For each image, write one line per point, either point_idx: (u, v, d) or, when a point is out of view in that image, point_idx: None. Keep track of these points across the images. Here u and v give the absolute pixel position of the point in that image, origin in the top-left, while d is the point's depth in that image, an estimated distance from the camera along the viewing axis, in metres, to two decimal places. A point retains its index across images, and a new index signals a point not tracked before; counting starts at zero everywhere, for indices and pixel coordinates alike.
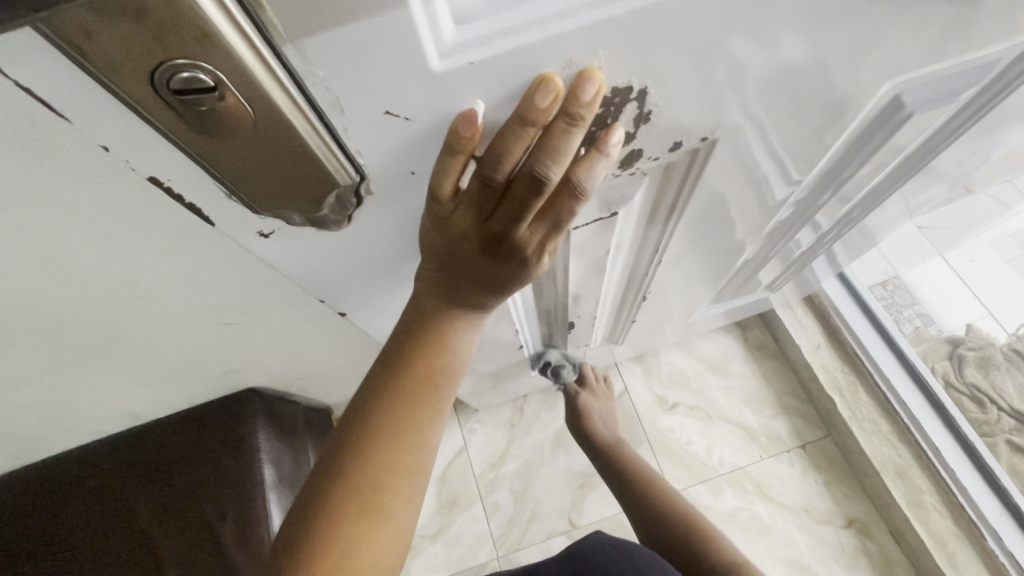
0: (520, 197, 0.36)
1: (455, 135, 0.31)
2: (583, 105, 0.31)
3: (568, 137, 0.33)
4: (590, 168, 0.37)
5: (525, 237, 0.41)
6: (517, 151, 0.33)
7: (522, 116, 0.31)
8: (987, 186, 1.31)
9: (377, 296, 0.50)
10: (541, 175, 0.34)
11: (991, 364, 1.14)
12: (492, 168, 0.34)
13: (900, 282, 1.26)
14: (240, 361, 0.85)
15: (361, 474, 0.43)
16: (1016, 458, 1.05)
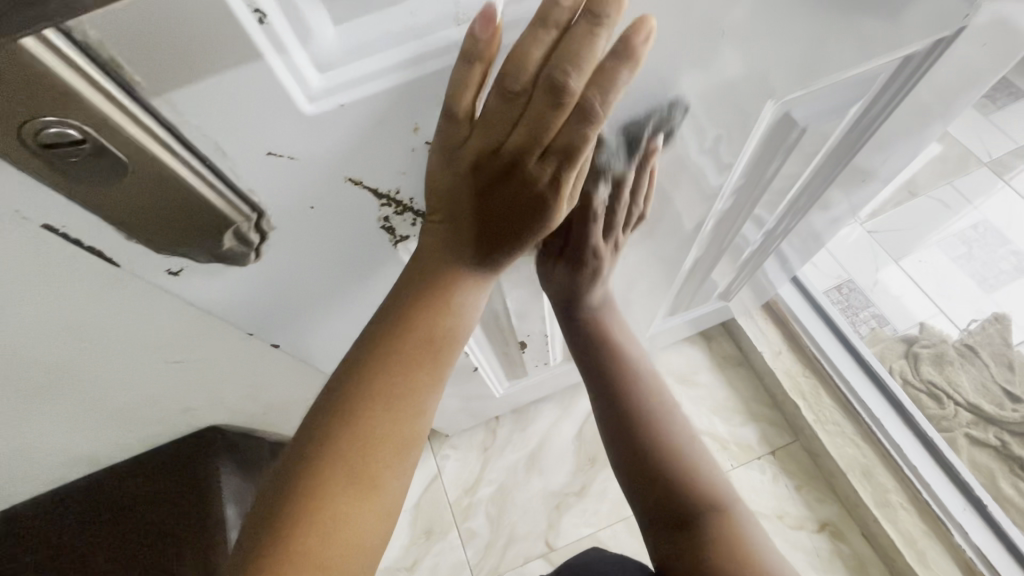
0: (534, 116, 0.29)
1: (468, 40, 0.26)
2: (612, 1, 0.26)
3: (594, 35, 0.27)
4: (610, 81, 0.28)
5: (533, 176, 0.32)
6: (537, 55, 0.27)
7: (541, 15, 0.26)
8: (928, 190, 1.38)
9: (307, 328, 0.47)
10: (561, 82, 0.28)
11: (945, 361, 1.18)
12: (512, 78, 0.28)
13: (854, 285, 1.29)
14: (199, 401, 0.79)
15: (353, 438, 0.38)
16: (974, 451, 1.08)
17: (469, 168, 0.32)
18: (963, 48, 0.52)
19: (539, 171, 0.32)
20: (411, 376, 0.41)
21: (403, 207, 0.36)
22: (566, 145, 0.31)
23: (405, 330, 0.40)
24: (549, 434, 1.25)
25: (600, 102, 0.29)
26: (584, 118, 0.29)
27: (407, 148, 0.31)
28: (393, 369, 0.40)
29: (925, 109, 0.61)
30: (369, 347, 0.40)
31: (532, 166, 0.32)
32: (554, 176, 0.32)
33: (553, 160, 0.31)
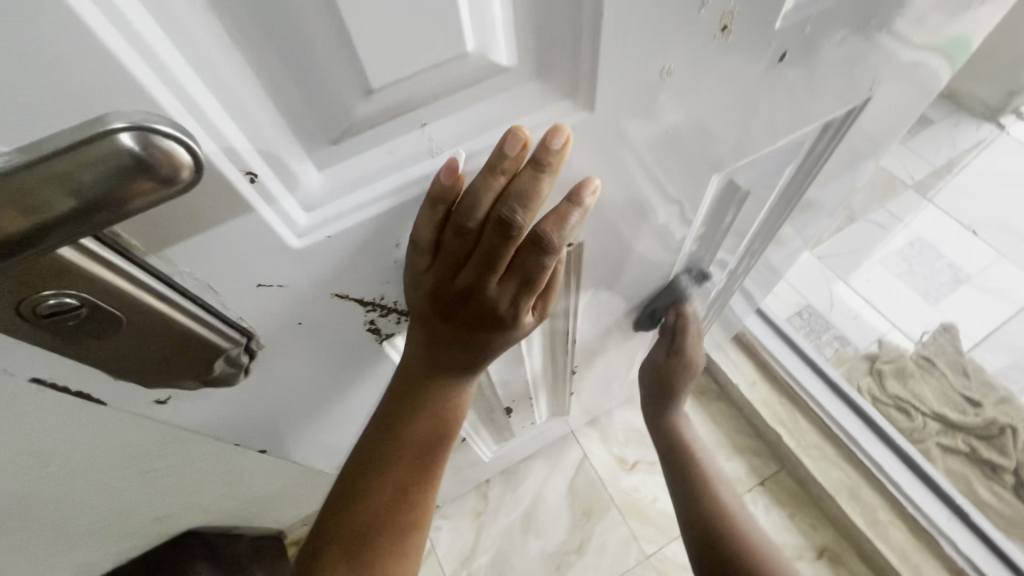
0: (489, 248, 0.32)
1: (434, 182, 0.28)
2: (555, 156, 0.28)
3: (540, 182, 0.29)
4: (562, 221, 0.33)
5: (493, 296, 0.36)
6: (489, 199, 0.30)
7: (491, 163, 0.28)
8: (865, 214, 1.48)
9: (297, 431, 0.46)
10: (511, 222, 0.30)
11: (907, 373, 1.24)
12: (464, 218, 0.30)
13: (813, 309, 1.36)
14: (174, 507, 0.75)
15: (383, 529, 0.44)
16: (947, 459, 1.13)
17: (431, 293, 0.35)
18: (876, 112, 0.59)
19: (499, 290, 0.36)
20: (417, 466, 0.45)
21: (388, 309, 0.37)
22: (523, 269, 0.35)
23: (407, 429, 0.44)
24: (541, 491, 1.23)
25: (555, 234, 0.33)
26: (540, 247, 0.34)
27: (389, 258, 0.33)
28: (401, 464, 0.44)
29: (850, 158, 0.67)
30: (374, 446, 0.44)
31: (490, 288, 0.35)
32: (514, 292, 0.36)
33: (512, 281, 0.36)
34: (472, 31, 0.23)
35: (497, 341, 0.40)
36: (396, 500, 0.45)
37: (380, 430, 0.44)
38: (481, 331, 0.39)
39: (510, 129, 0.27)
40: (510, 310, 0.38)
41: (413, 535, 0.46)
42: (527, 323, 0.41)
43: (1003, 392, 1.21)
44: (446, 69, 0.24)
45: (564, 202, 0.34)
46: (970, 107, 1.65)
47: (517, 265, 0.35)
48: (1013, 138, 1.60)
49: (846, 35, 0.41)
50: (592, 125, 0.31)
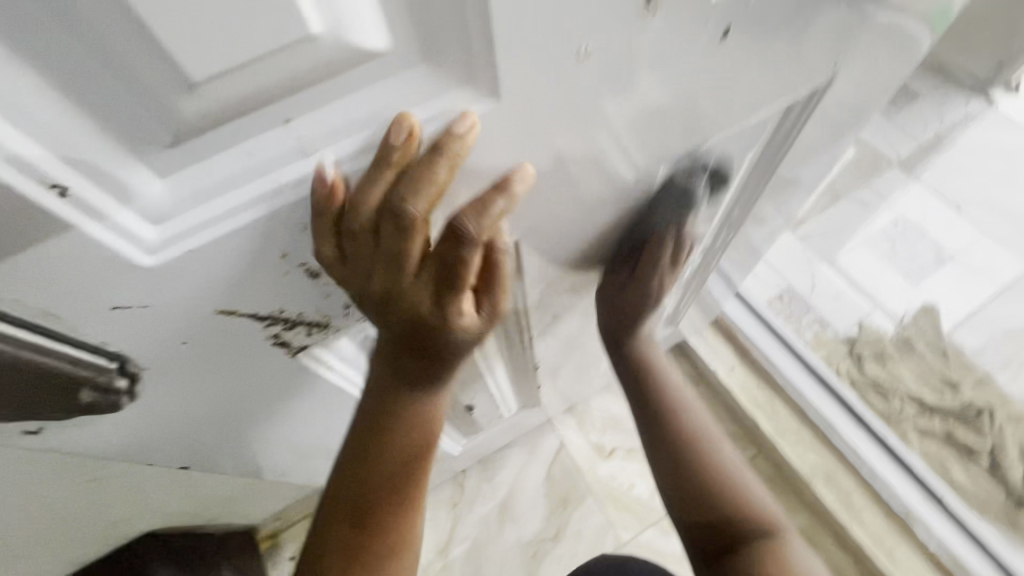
0: (390, 244, 0.32)
1: (313, 191, 0.28)
2: (458, 142, 0.28)
3: (436, 169, 0.29)
4: (482, 210, 0.33)
5: (414, 291, 0.36)
6: (382, 194, 0.29)
7: (379, 154, 0.28)
8: (849, 193, 1.45)
9: (218, 440, 0.46)
10: (403, 212, 0.30)
11: (886, 355, 1.22)
12: (352, 219, 0.30)
13: (794, 291, 1.33)
14: (129, 514, 0.74)
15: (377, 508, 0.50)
16: (924, 442, 1.12)
17: (347, 291, 0.35)
18: (842, 92, 0.55)
19: (417, 286, 0.35)
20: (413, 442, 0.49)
21: (291, 319, 0.35)
22: (445, 262, 0.34)
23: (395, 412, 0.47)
24: (518, 479, 1.21)
25: (475, 224, 0.33)
26: (458, 237, 0.33)
27: (282, 267, 0.31)
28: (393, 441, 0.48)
29: (822, 137, 0.63)
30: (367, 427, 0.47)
31: (408, 283, 0.35)
32: (436, 288, 0.36)
33: (432, 276, 0.35)
34: (308, 5, 0.22)
35: (442, 339, 0.39)
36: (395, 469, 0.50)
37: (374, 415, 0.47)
38: (410, 328, 0.38)
39: (397, 115, 0.27)
40: (436, 306, 0.37)
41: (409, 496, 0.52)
42: (470, 322, 0.39)
43: (981, 373, 1.20)
44: (290, 57, 0.23)
45: (491, 190, 0.33)
46: (959, 79, 1.60)
47: (434, 260, 0.34)
48: (1002, 112, 1.56)
49: (797, 8, 0.37)
50: (493, 109, 0.27)
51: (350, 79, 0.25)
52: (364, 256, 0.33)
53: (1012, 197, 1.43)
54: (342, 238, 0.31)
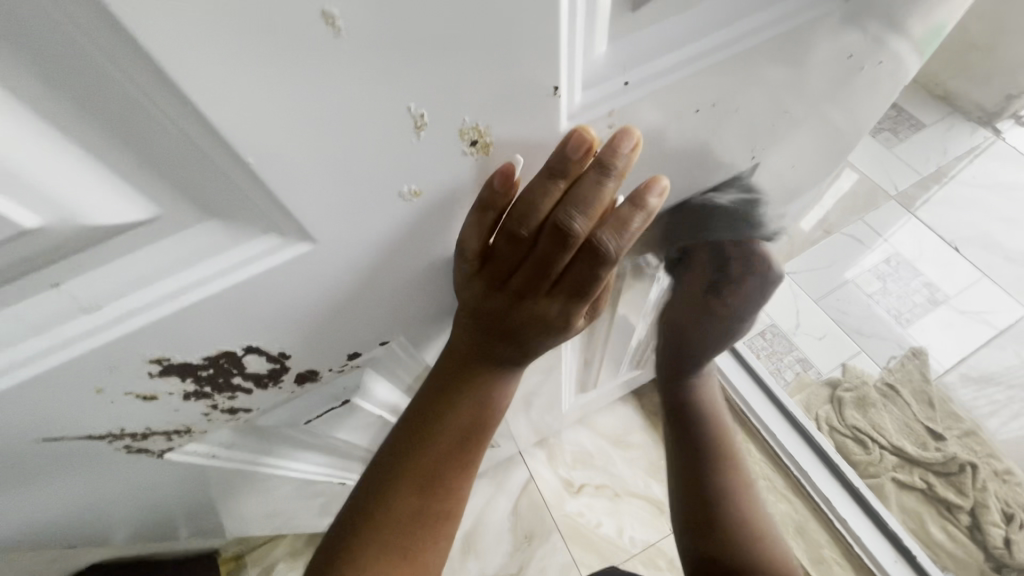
0: (543, 257, 0.30)
1: (488, 192, 0.27)
2: (623, 159, 0.27)
3: (600, 188, 0.27)
4: (584, 199, 0.28)
5: (542, 308, 0.34)
6: (547, 205, 0.28)
7: (550, 167, 0.27)
8: (842, 227, 1.40)
9: (107, 513, 0.44)
10: (567, 229, 0.28)
11: (868, 403, 1.18)
12: (518, 226, 0.29)
13: (778, 329, 1.29)
14: None
15: (408, 493, 0.39)
16: (901, 496, 1.08)
17: (479, 298, 0.33)
18: (796, 155, 0.48)
19: (547, 301, 0.34)
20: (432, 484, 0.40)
21: (141, 435, 0.32)
22: (573, 281, 0.32)
23: (436, 439, 0.39)
24: (483, 512, 1.20)
25: (612, 241, 0.29)
26: (560, 239, 0.29)
27: (105, 402, 0.28)
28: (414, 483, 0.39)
29: (775, 210, 0.60)
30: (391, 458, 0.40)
31: (541, 299, 0.33)
32: (562, 304, 0.34)
33: (560, 295, 0.33)
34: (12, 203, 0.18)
35: (548, 345, 0.38)
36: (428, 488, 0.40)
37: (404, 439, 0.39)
38: (533, 336, 0.36)
39: (573, 129, 0.26)
40: (560, 317, 0.35)
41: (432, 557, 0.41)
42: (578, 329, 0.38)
43: (967, 425, 1.15)
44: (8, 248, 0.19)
45: (626, 204, 0.29)
46: (965, 109, 1.54)
47: (566, 278, 0.32)
48: (1008, 145, 1.50)
49: (702, 113, 0.32)
50: (319, 255, 0.26)
51: (126, 241, 0.21)
52: (209, 375, 0.30)
53: (1012, 237, 1.38)
54: (173, 369, 0.28)
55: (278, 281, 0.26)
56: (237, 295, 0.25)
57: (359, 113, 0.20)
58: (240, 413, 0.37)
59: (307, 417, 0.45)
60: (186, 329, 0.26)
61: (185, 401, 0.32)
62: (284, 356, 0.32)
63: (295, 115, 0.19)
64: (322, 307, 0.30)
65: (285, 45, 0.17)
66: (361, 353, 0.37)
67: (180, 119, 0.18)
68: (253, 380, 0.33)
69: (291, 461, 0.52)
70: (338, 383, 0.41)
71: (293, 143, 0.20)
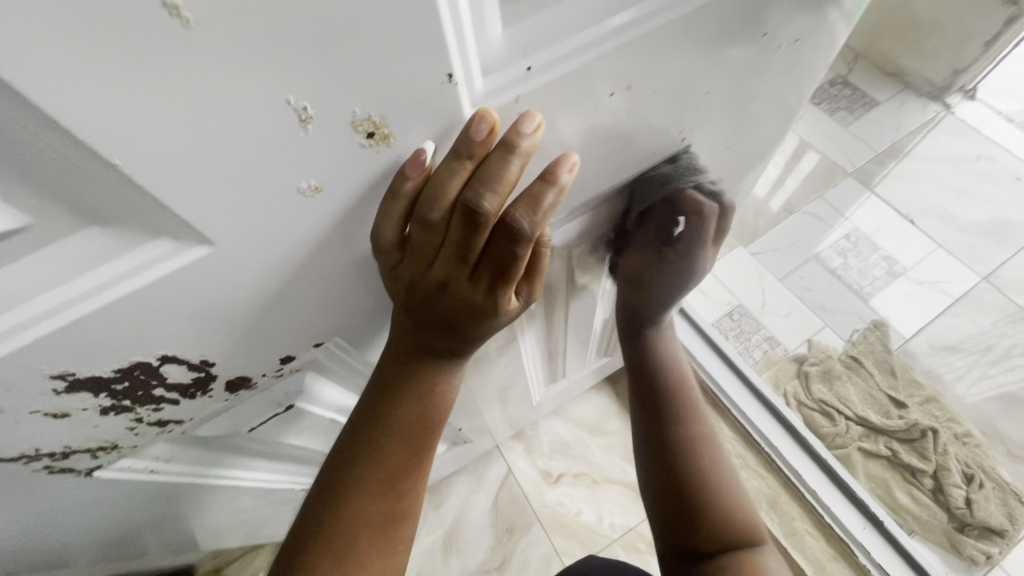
0: (459, 238, 0.30)
1: (396, 179, 0.26)
2: (527, 139, 0.27)
3: (507, 166, 0.27)
4: (492, 179, 0.27)
5: (469, 290, 0.33)
6: (456, 187, 0.28)
7: (455, 149, 0.26)
8: (803, 206, 1.43)
9: (45, 537, 0.43)
10: (478, 209, 0.28)
11: (833, 376, 1.21)
12: (427, 210, 0.28)
13: (745, 310, 1.31)
14: None
15: (361, 505, 0.38)
16: (868, 464, 1.11)
17: (406, 288, 0.33)
18: (730, 133, 0.48)
19: (474, 282, 0.33)
20: (389, 485, 0.39)
21: (61, 454, 0.31)
22: (495, 260, 0.32)
23: (384, 440, 0.38)
24: (464, 508, 1.20)
25: (526, 219, 0.29)
26: (473, 219, 0.28)
27: (11, 422, 0.27)
28: (370, 485, 0.38)
29: (721, 192, 0.61)
30: (342, 466, 0.39)
31: (465, 283, 0.33)
32: (490, 284, 0.33)
33: (483, 277, 0.32)
34: None
35: (485, 332, 0.37)
36: (386, 496, 0.39)
37: (353, 441, 0.39)
38: (464, 322, 0.35)
39: (475, 113, 0.26)
40: (488, 301, 0.34)
41: (391, 558, 0.40)
42: (513, 312, 0.37)
43: (929, 392, 1.19)
44: None
45: (539, 181, 0.29)
46: (917, 86, 1.58)
47: (488, 258, 0.32)
48: (959, 119, 1.54)
49: (617, 96, 0.32)
50: (222, 259, 0.25)
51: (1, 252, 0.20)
52: (126, 388, 0.29)
53: (965, 208, 1.42)
54: (81, 384, 0.27)
55: (182, 287, 0.25)
56: (138, 304, 0.24)
57: (236, 109, 0.20)
58: (171, 425, 0.36)
59: (251, 425, 0.44)
60: (89, 340, 0.25)
61: (104, 417, 0.30)
62: (208, 364, 0.32)
63: (162, 112, 0.18)
64: (236, 312, 0.29)
65: (135, 36, 0.16)
66: (295, 356, 0.37)
67: (37, 124, 0.17)
68: (177, 391, 0.32)
69: (243, 471, 0.51)
70: (277, 389, 0.40)
71: (170, 143, 0.19)
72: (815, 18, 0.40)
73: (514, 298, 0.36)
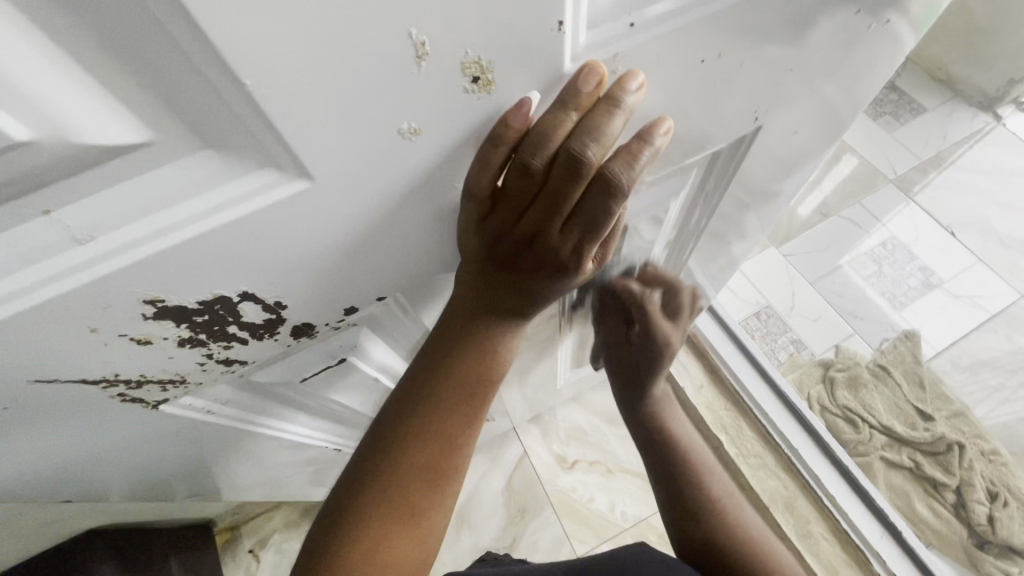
0: (556, 190, 0.29)
1: (500, 126, 0.26)
2: (631, 94, 0.27)
3: (612, 119, 0.27)
4: (599, 130, 0.27)
5: (555, 245, 0.33)
6: (559, 138, 0.27)
7: (563, 97, 0.26)
8: (840, 210, 1.40)
9: (100, 468, 0.44)
10: (582, 159, 0.27)
11: (860, 383, 1.19)
12: (530, 159, 0.27)
13: (773, 310, 1.29)
14: (52, 531, 0.71)
15: (412, 457, 0.39)
16: (889, 474, 1.10)
17: (490, 240, 0.32)
18: (800, 120, 0.47)
19: (562, 237, 0.32)
20: (439, 436, 0.39)
21: (136, 383, 0.32)
22: (585, 216, 0.31)
23: (441, 386, 0.39)
24: (478, 487, 1.21)
25: (624, 174, 0.29)
26: (576, 169, 0.28)
27: (100, 344, 0.28)
28: (422, 437, 0.39)
29: (776, 182, 0.59)
30: (399, 411, 0.39)
31: (553, 237, 0.32)
32: (578, 241, 0.33)
33: (573, 232, 0.32)
34: (13, 114, 0.17)
35: (556, 289, 0.37)
36: (441, 448, 0.40)
37: (412, 387, 0.39)
38: (542, 278, 0.35)
39: (581, 66, 0.26)
40: (571, 256, 0.34)
41: (439, 515, 0.40)
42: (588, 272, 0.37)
43: (957, 406, 1.17)
44: (4, 163, 0.18)
45: (633, 140, 0.30)
46: (967, 94, 1.53)
47: (578, 214, 0.31)
48: (1009, 131, 1.50)
49: (708, 64, 0.31)
50: (319, 196, 0.25)
51: (120, 166, 0.21)
52: (205, 322, 0.30)
53: (1008, 223, 1.39)
54: (168, 312, 0.28)
55: (277, 221, 0.25)
56: (236, 234, 0.25)
57: (361, 37, 0.20)
58: (235, 366, 0.36)
59: (304, 376, 0.44)
60: (185, 268, 0.26)
61: (180, 348, 0.31)
62: (281, 306, 0.32)
63: (294, 32, 0.19)
64: (315, 257, 0.29)
65: None
66: (358, 308, 0.37)
67: (181, 37, 0.18)
68: (248, 330, 0.33)
69: (287, 423, 0.52)
70: (334, 341, 0.41)
71: (298, 65, 0.20)
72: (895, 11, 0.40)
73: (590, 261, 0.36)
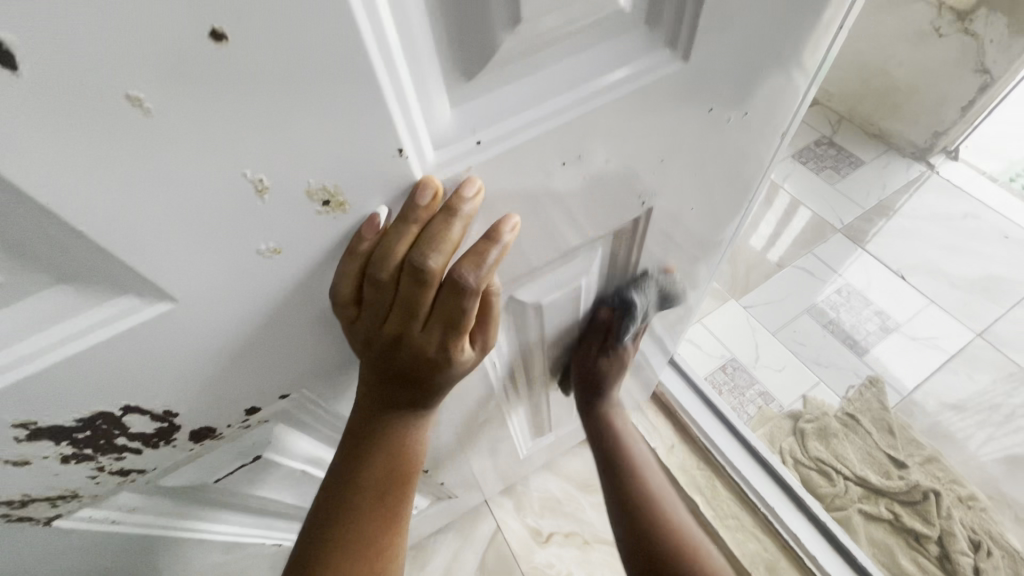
0: (408, 295, 0.31)
1: (353, 240, 0.28)
2: (467, 202, 0.29)
3: (450, 227, 0.29)
4: (436, 242, 0.29)
5: (422, 343, 0.34)
6: (402, 249, 0.29)
7: (403, 214, 0.28)
8: (793, 260, 1.45)
9: None
10: (424, 268, 0.30)
11: (830, 434, 1.19)
12: (377, 269, 0.30)
13: (738, 363, 1.30)
14: None
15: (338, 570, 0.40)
16: (870, 528, 1.07)
17: (363, 343, 0.34)
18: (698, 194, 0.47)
19: (426, 335, 0.34)
20: (362, 540, 0.40)
21: (20, 502, 0.32)
22: (444, 314, 0.33)
23: (357, 499, 0.40)
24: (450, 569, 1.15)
25: (472, 274, 0.31)
26: (419, 277, 0.30)
27: None
28: (344, 545, 0.40)
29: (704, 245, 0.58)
30: (319, 525, 0.40)
31: (417, 335, 0.34)
32: (442, 337, 0.34)
33: (436, 329, 0.34)
34: None
35: (443, 383, 0.38)
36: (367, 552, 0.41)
37: (329, 500, 0.40)
38: (421, 374, 0.36)
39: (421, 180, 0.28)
40: (442, 353, 0.35)
41: None
42: (470, 360, 0.38)
43: (929, 452, 1.16)
44: None
45: (482, 239, 0.32)
46: (900, 146, 1.64)
47: (436, 312, 0.33)
48: (943, 178, 1.59)
49: (569, 164, 0.33)
50: (186, 315, 0.27)
51: None
52: (87, 437, 0.30)
53: (955, 265, 1.44)
54: (43, 433, 0.28)
55: (145, 341, 0.27)
56: (102, 357, 0.26)
57: (199, 181, 0.22)
58: (134, 475, 0.36)
59: (219, 476, 0.44)
60: (53, 391, 0.26)
61: (65, 465, 0.31)
62: (171, 414, 0.33)
63: (129, 186, 0.21)
64: (196, 367, 0.30)
65: (105, 122, 0.19)
66: (261, 407, 0.38)
67: (15, 198, 0.19)
68: (140, 440, 0.33)
69: (212, 523, 0.51)
70: (245, 441, 0.41)
71: (138, 210, 0.21)
72: (786, 78, 0.40)
73: (469, 349, 0.38)
